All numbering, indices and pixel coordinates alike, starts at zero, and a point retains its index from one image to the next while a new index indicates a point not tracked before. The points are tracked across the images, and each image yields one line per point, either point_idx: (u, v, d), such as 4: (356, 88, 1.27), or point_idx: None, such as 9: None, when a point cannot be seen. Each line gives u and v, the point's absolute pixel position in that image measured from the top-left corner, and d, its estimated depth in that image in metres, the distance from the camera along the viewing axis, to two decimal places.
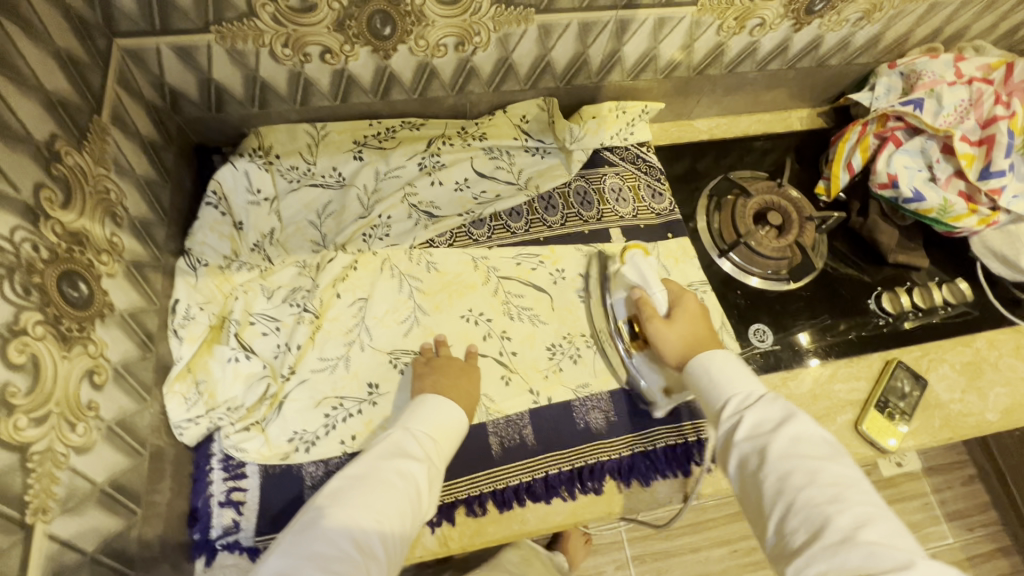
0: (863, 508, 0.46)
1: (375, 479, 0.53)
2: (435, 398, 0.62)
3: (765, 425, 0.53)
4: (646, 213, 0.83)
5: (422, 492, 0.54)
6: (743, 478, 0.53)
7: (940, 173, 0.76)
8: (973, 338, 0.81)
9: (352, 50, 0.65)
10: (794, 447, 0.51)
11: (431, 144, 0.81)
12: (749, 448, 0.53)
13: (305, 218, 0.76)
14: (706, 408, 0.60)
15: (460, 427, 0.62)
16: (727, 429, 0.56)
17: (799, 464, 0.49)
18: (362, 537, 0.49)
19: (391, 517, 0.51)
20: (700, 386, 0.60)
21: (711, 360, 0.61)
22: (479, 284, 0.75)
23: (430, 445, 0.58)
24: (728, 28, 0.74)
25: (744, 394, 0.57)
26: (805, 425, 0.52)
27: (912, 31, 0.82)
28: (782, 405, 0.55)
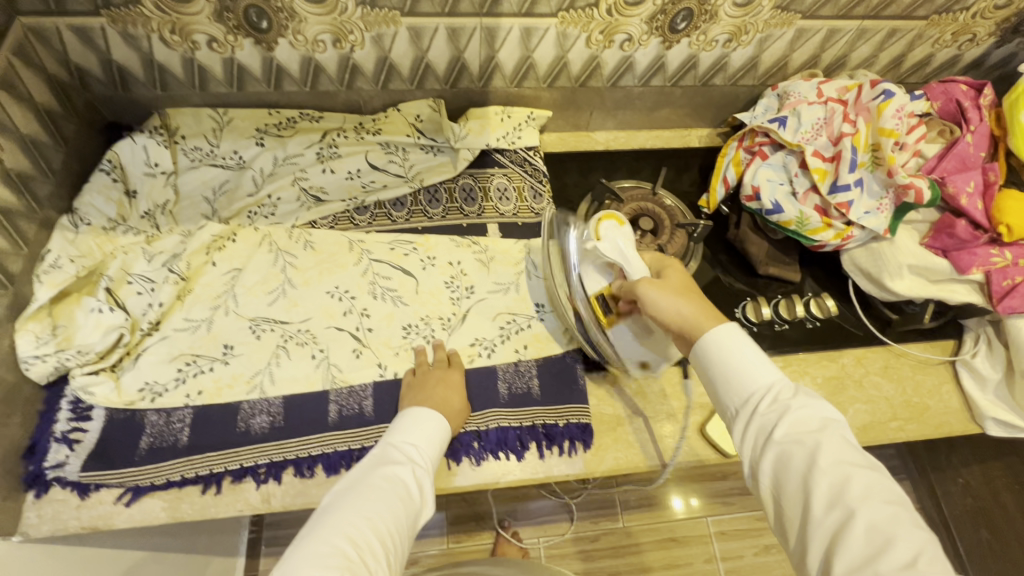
0: (918, 530, 0.43)
1: (364, 485, 0.56)
2: (418, 407, 0.65)
3: (807, 427, 0.50)
4: (526, 212, 0.87)
5: (417, 495, 0.58)
6: (782, 478, 0.49)
7: (799, 186, 0.78)
8: (840, 354, 0.82)
9: (236, 41, 0.72)
10: (840, 453, 0.48)
11: (327, 135, 0.87)
12: (795, 445, 0.49)
13: (200, 194, 0.82)
14: (726, 400, 0.55)
15: (443, 432, 0.64)
16: (761, 424, 0.52)
17: (850, 477, 0.46)
18: (353, 535, 0.51)
19: (380, 517, 0.53)
20: (717, 373, 0.55)
21: (721, 339, 0.55)
22: (350, 264, 0.80)
23: (414, 452, 0.61)
24: (596, 41, 0.79)
25: (773, 387, 0.53)
26: (845, 430, 0.50)
27: (789, 56, 0.86)
28: (821, 407, 0.52)
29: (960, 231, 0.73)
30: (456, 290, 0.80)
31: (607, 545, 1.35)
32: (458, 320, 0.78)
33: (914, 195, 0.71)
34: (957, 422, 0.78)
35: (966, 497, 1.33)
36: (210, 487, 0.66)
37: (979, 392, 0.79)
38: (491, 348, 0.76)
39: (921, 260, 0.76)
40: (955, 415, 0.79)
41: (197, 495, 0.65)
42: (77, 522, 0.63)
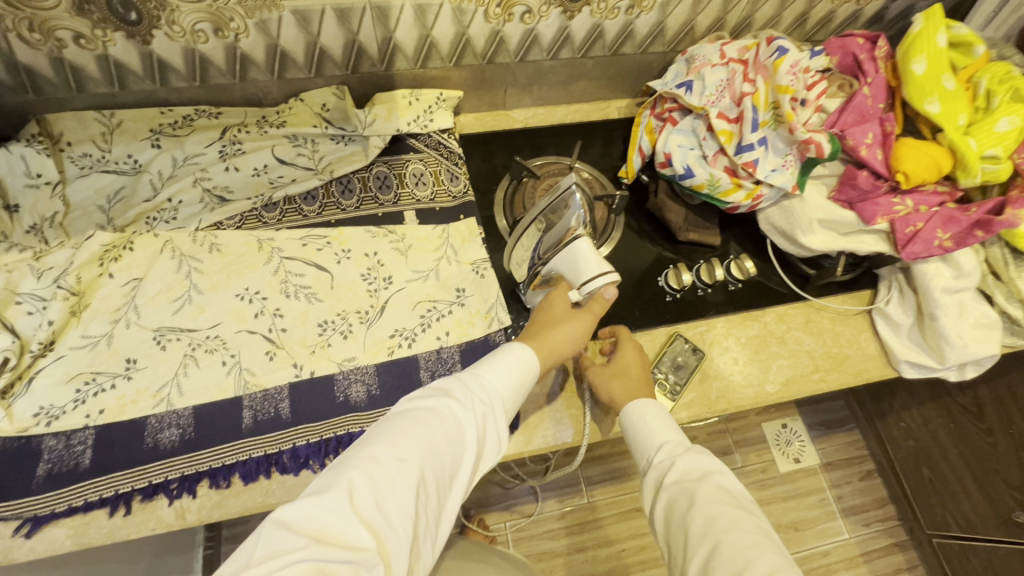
0: (775, 556, 0.48)
1: (422, 416, 0.52)
2: (526, 351, 0.63)
3: (692, 472, 0.57)
4: (443, 195, 0.85)
5: (467, 443, 0.53)
6: (671, 521, 0.55)
7: (708, 150, 0.78)
8: (763, 313, 0.83)
9: (106, 35, 0.68)
10: (717, 492, 0.54)
11: (227, 132, 0.82)
12: (678, 492, 0.56)
13: (94, 203, 0.77)
14: (639, 458, 0.63)
15: (526, 374, 0.61)
16: (657, 475, 0.59)
17: (721, 510, 0.52)
18: (393, 473, 0.47)
19: (426, 457, 0.49)
20: (632, 435, 0.65)
21: (639, 407, 0.65)
22: (260, 264, 0.77)
23: (487, 394, 0.57)
24: (495, 15, 0.77)
25: (672, 443, 0.61)
26: (727, 480, 0.56)
27: (694, 19, 0.86)
28: (711, 457, 0.59)
29: (861, 182, 0.75)
30: (373, 281, 0.78)
31: (574, 520, 1.36)
32: (377, 312, 0.76)
33: (814, 149, 0.71)
34: (875, 368, 0.81)
35: (908, 440, 1.38)
36: (118, 509, 0.63)
37: (894, 338, 0.81)
38: (412, 337, 0.74)
39: (828, 214, 0.77)
40: (873, 362, 0.81)
41: (105, 517, 0.62)
42: None
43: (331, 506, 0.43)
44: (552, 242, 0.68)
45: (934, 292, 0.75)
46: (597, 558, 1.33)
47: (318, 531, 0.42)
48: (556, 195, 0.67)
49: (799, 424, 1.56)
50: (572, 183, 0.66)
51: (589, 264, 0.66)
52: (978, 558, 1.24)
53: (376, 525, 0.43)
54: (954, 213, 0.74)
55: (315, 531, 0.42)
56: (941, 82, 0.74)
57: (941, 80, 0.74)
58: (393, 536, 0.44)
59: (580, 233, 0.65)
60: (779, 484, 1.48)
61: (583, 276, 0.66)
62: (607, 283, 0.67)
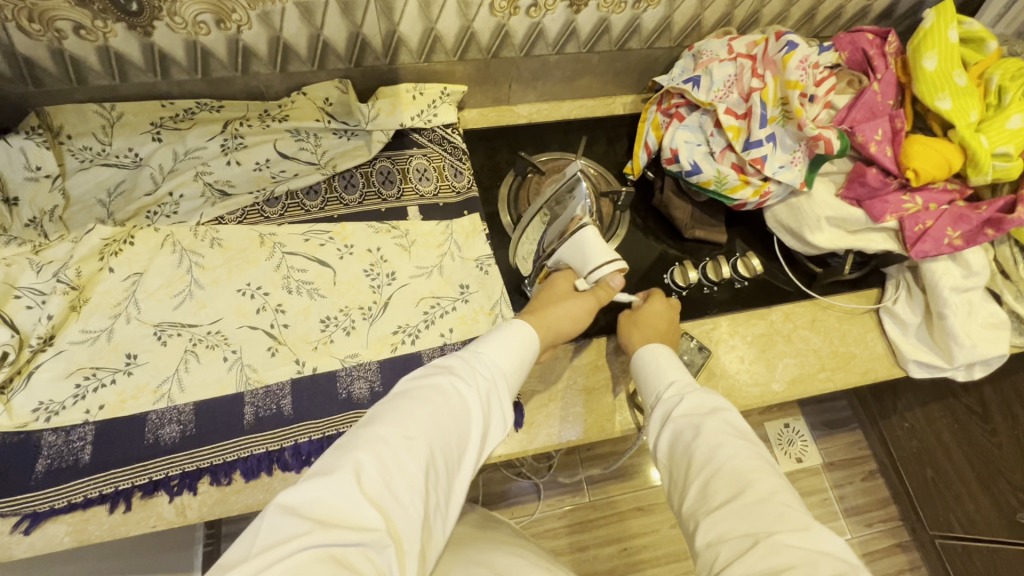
0: (774, 479, 0.49)
1: (426, 395, 0.50)
2: (523, 326, 0.61)
3: (700, 407, 0.57)
4: (447, 191, 0.85)
5: (473, 420, 0.51)
6: (675, 451, 0.55)
7: (715, 146, 0.77)
8: (769, 312, 0.82)
9: (106, 26, 0.67)
10: (722, 424, 0.54)
11: (229, 126, 0.81)
12: (684, 425, 0.56)
13: (94, 197, 0.77)
14: (646, 395, 0.63)
15: (528, 353, 0.59)
16: (663, 408, 0.59)
17: (725, 440, 0.52)
18: (400, 452, 0.45)
19: (433, 436, 0.47)
20: (642, 374, 0.65)
21: (651, 352, 0.65)
22: (261, 259, 0.76)
23: (489, 372, 0.55)
24: (500, 9, 0.76)
25: (682, 381, 0.61)
26: (733, 413, 0.56)
27: (701, 14, 0.85)
28: (718, 395, 0.58)
29: (870, 179, 0.74)
30: (376, 277, 0.77)
31: (575, 519, 1.35)
32: (380, 308, 0.75)
33: (823, 146, 0.71)
34: (882, 367, 0.80)
35: (911, 440, 1.38)
36: (118, 505, 0.62)
37: (901, 336, 0.80)
38: (416, 334, 0.74)
39: (837, 211, 0.76)
40: (880, 361, 0.80)
41: (105, 514, 0.61)
42: None
43: (338, 488, 0.41)
44: (557, 232, 0.72)
45: (943, 291, 0.74)
46: (598, 557, 1.32)
47: (325, 515, 0.40)
48: (562, 181, 0.73)
49: (802, 423, 1.55)
50: (576, 170, 0.72)
51: (596, 251, 0.69)
52: (981, 559, 1.24)
53: (385, 505, 0.42)
54: (963, 212, 0.73)
55: (321, 514, 0.40)
56: (952, 78, 0.73)
57: (952, 76, 0.73)
58: (404, 516, 0.42)
59: (585, 219, 0.69)
60: None
61: (590, 262, 0.69)
62: (615, 271, 0.69)
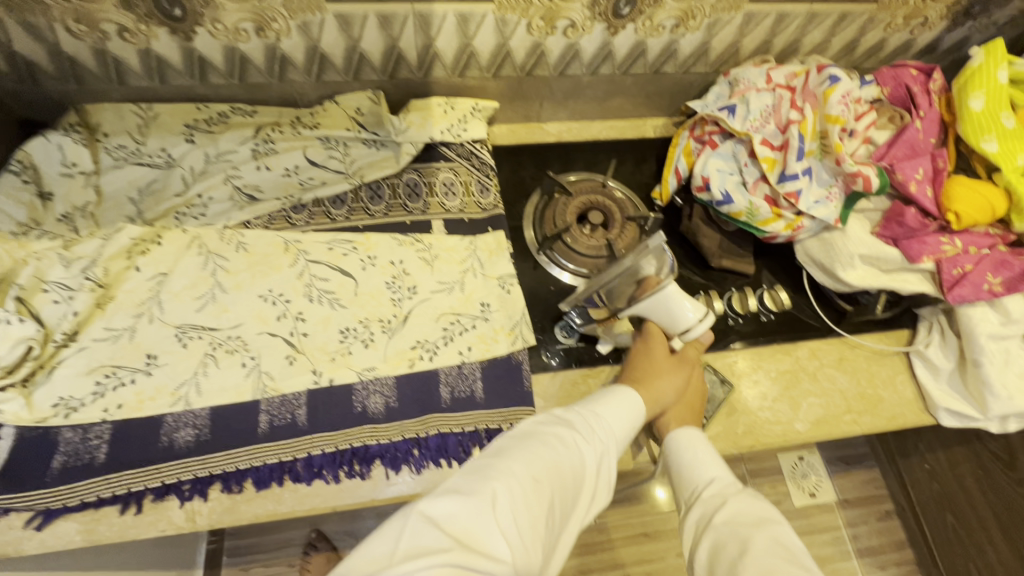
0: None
1: (553, 440, 0.51)
2: (633, 394, 0.61)
3: (747, 517, 0.52)
4: (473, 207, 0.84)
5: (588, 480, 0.51)
6: (715, 565, 0.51)
7: (748, 177, 0.76)
8: (795, 348, 0.80)
9: (149, 30, 0.68)
10: (774, 545, 0.49)
11: (260, 130, 0.82)
12: (728, 534, 0.52)
13: (125, 195, 0.78)
14: (681, 491, 0.60)
15: (636, 419, 0.59)
16: (704, 511, 0.55)
17: (781, 566, 0.47)
18: (530, 493, 0.45)
19: (557, 484, 0.47)
20: (675, 467, 0.62)
21: (683, 437, 0.62)
22: (285, 265, 0.76)
23: (605, 432, 0.55)
24: (538, 28, 0.76)
25: (724, 482, 0.57)
26: (784, 532, 0.51)
27: (739, 42, 0.84)
28: (765, 505, 0.54)
29: (909, 220, 0.72)
30: (398, 290, 0.76)
31: (579, 542, 1.32)
32: (399, 322, 0.74)
33: (862, 183, 0.69)
34: (911, 413, 0.77)
35: (932, 483, 1.33)
36: (129, 507, 0.62)
37: (932, 382, 0.78)
38: (434, 350, 0.73)
39: (871, 249, 0.74)
40: (909, 407, 0.77)
41: (116, 515, 0.61)
42: None
43: (475, 512, 0.42)
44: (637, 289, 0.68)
45: (979, 338, 0.72)
46: None
47: (460, 533, 0.40)
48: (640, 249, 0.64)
49: (817, 457, 1.51)
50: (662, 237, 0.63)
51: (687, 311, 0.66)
52: None
53: (514, 541, 0.42)
54: (1005, 257, 0.72)
55: (456, 531, 0.41)
56: (1000, 120, 0.71)
57: (1000, 117, 0.71)
58: (527, 557, 0.42)
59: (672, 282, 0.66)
60: (794, 519, 1.43)
61: (681, 322, 0.67)
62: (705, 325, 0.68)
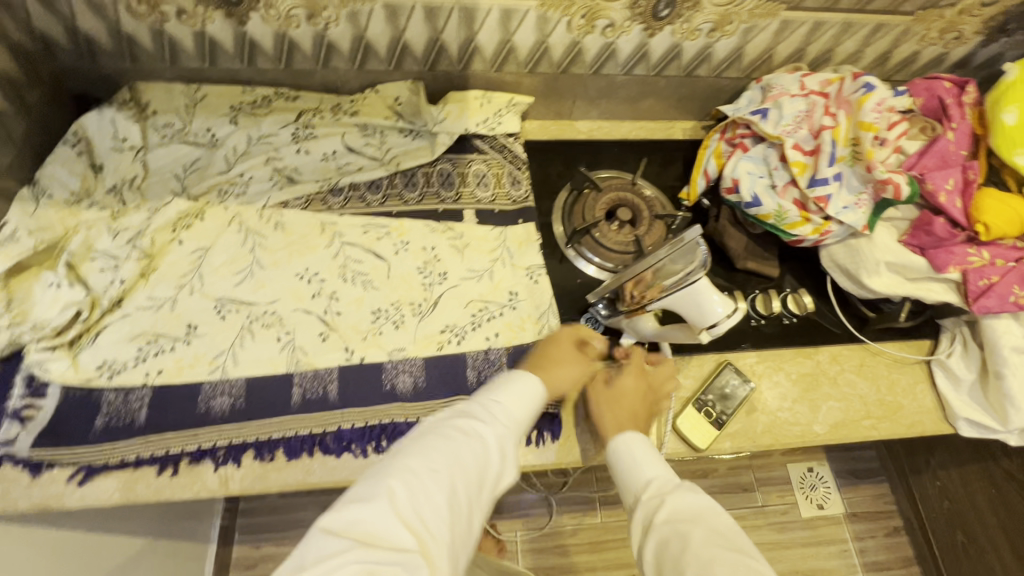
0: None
1: (449, 430, 0.51)
2: (532, 376, 0.62)
3: (685, 511, 0.52)
4: (504, 198, 0.86)
5: (494, 461, 0.52)
6: (661, 564, 0.49)
7: (778, 180, 0.77)
8: (816, 351, 0.81)
9: (206, 13, 0.71)
10: (712, 534, 0.49)
11: (302, 115, 0.85)
12: (670, 531, 0.51)
13: (170, 171, 0.80)
14: (625, 496, 0.59)
15: (539, 395, 0.60)
16: (648, 511, 0.54)
17: (721, 555, 0.46)
18: (429, 485, 0.46)
19: (460, 472, 0.48)
20: (619, 471, 0.61)
21: (626, 439, 0.62)
22: (321, 246, 0.78)
23: (505, 413, 0.56)
24: (577, 26, 0.78)
25: (663, 478, 0.57)
26: (720, 519, 0.51)
27: (774, 48, 0.85)
28: (702, 494, 0.54)
29: (937, 229, 0.73)
30: (428, 275, 0.78)
31: (586, 539, 1.33)
32: (429, 306, 0.76)
33: (892, 190, 0.70)
34: (930, 422, 0.77)
35: (943, 501, 1.33)
36: (166, 469, 0.64)
37: (953, 392, 0.78)
38: (462, 335, 0.75)
39: (897, 257, 0.75)
40: (929, 416, 0.78)
41: (153, 476, 0.64)
42: (27, 502, 0.61)
43: (375, 514, 0.42)
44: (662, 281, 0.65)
45: (1002, 349, 0.72)
46: None
47: (364, 536, 0.41)
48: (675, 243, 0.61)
49: (826, 469, 1.50)
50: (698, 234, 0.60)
51: (715, 305, 0.63)
52: None
53: (416, 533, 0.43)
54: None
55: (359, 535, 0.41)
56: None
57: None
58: (434, 545, 0.43)
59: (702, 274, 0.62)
60: (800, 530, 1.43)
61: (708, 315, 0.63)
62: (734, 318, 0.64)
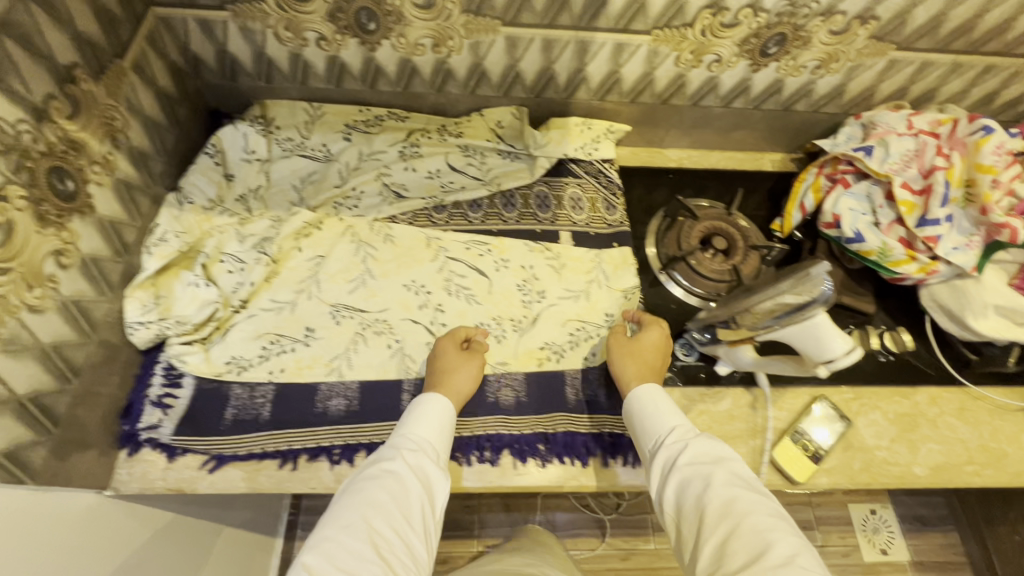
0: (793, 538, 0.50)
1: (357, 486, 0.56)
2: (434, 397, 0.65)
3: (704, 455, 0.58)
4: (599, 222, 0.88)
5: (410, 486, 0.56)
6: (682, 503, 0.56)
7: (883, 218, 0.78)
8: (914, 392, 0.80)
9: (343, 40, 0.76)
10: (731, 478, 0.56)
11: (411, 135, 0.90)
12: (693, 473, 0.57)
13: (289, 182, 0.86)
14: (641, 440, 0.64)
15: (445, 409, 0.64)
16: (666, 456, 0.60)
17: (741, 494, 0.54)
18: (348, 540, 0.51)
19: (373, 515, 0.53)
20: (637, 419, 0.65)
21: (649, 392, 0.66)
22: (427, 259, 0.82)
23: (413, 442, 0.61)
24: (685, 61, 0.80)
25: (681, 426, 0.62)
26: (736, 464, 0.58)
27: (877, 86, 0.86)
28: (717, 442, 0.60)
29: None
30: (527, 293, 0.81)
31: (640, 564, 1.32)
32: (529, 322, 0.79)
33: (1008, 235, 0.70)
34: None
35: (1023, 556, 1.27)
36: (287, 463, 0.68)
37: None
38: (560, 353, 0.77)
39: (1009, 301, 0.75)
40: None
41: (275, 469, 0.67)
42: (163, 484, 0.65)
43: None
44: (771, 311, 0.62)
45: None
46: None
47: None
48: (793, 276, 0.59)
49: (890, 512, 1.45)
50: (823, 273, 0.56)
51: (834, 339, 0.60)
52: None
53: None
54: None
55: None
56: None
57: None
58: None
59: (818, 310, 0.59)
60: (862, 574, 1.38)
61: (826, 351, 0.61)
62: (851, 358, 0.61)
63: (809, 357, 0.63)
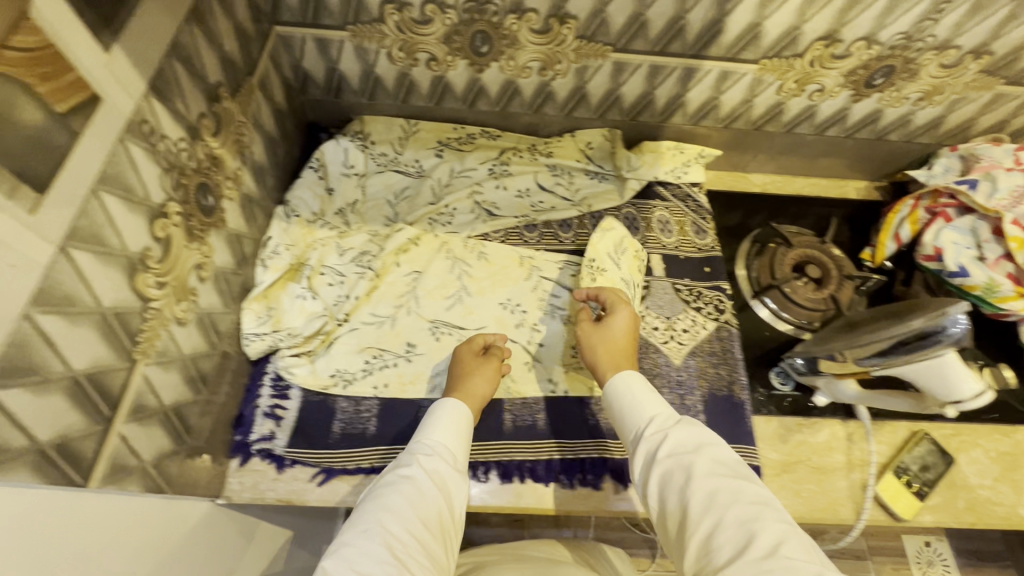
0: (778, 525, 0.45)
1: (372, 493, 0.53)
2: (447, 403, 0.63)
3: (685, 444, 0.53)
4: (689, 245, 0.88)
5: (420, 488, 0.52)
6: (665, 498, 0.51)
7: (989, 253, 0.77)
8: (1015, 430, 0.78)
9: (453, 61, 0.78)
10: (713, 466, 0.51)
11: (503, 153, 0.91)
12: (673, 465, 0.52)
13: (384, 197, 0.87)
14: (625, 436, 0.59)
15: (457, 410, 0.62)
16: (646, 450, 0.55)
17: (723, 483, 0.49)
18: (350, 549, 0.46)
19: (368, 520, 0.49)
20: (618, 413, 0.61)
21: (626, 381, 0.62)
22: (521, 278, 0.83)
23: (418, 446, 0.57)
24: (788, 89, 0.80)
25: (663, 415, 0.58)
26: (722, 450, 0.53)
27: (977, 119, 0.85)
28: (698, 427, 0.55)
29: None
30: None
31: None
32: None
33: None
34: None
35: None
36: None
37: None
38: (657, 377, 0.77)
39: None
40: None
41: None
42: (273, 495, 0.66)
43: None
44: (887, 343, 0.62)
45: None
46: None
47: None
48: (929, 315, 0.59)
49: (946, 546, 1.42)
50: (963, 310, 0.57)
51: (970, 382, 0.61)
52: None
53: None
54: None
55: None
56: None
57: None
58: None
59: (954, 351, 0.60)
60: None
61: (958, 393, 0.62)
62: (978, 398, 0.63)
63: (934, 396, 0.64)
